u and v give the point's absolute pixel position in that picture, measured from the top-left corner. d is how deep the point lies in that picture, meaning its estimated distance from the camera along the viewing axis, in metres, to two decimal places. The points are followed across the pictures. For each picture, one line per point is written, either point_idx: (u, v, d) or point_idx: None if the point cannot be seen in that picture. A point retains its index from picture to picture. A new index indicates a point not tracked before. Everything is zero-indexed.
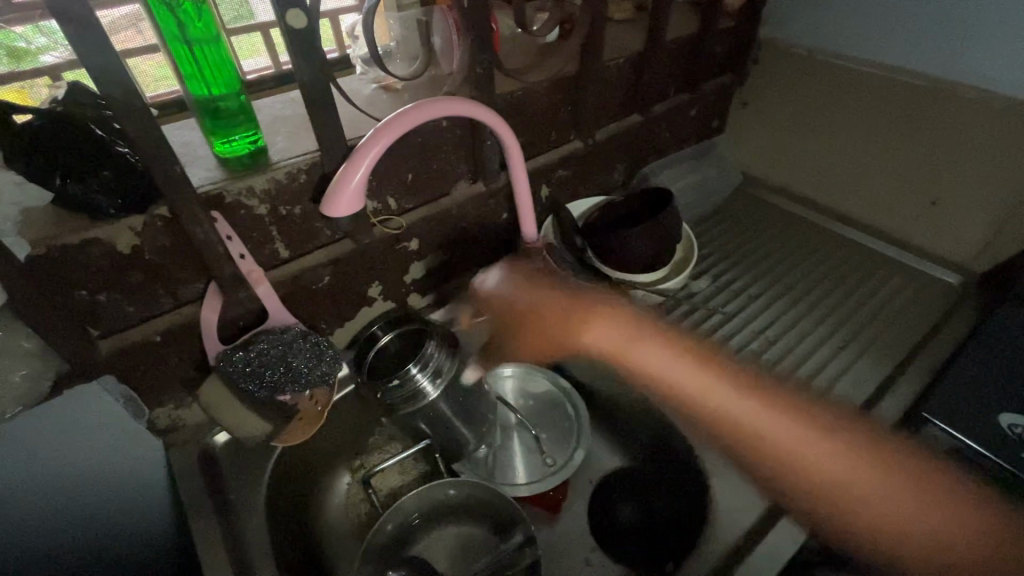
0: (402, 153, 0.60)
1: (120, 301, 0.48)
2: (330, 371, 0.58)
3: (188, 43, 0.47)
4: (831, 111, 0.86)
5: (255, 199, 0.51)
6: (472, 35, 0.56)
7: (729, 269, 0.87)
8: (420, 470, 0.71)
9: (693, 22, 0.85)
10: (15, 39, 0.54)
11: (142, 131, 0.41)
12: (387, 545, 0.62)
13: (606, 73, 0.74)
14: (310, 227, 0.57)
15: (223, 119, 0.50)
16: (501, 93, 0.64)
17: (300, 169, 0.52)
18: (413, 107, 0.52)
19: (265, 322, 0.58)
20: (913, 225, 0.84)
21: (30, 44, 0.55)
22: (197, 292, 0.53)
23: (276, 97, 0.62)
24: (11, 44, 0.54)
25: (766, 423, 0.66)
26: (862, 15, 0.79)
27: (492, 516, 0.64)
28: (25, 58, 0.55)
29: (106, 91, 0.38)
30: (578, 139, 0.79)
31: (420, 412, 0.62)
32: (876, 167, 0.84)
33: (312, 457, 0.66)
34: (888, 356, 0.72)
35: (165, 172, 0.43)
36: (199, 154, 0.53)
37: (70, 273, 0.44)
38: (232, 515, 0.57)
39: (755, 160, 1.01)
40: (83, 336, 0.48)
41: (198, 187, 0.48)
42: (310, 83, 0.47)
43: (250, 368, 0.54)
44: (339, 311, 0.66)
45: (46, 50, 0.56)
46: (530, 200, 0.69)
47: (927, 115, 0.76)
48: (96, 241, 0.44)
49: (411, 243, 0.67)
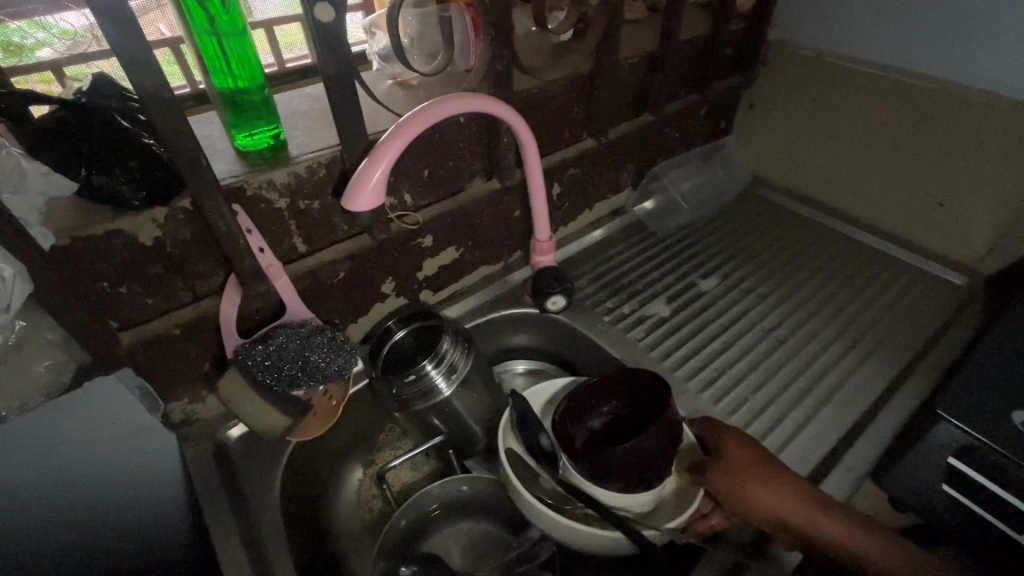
0: (421, 150, 0.60)
1: (140, 293, 0.48)
2: (346, 367, 0.58)
3: (215, 36, 0.47)
4: (838, 114, 0.87)
5: (276, 193, 0.51)
6: (493, 32, 0.56)
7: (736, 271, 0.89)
8: (433, 467, 0.71)
9: (704, 23, 0.85)
10: (10, 35, 0.54)
11: (171, 123, 0.41)
12: (400, 540, 0.62)
13: (620, 72, 0.74)
14: (328, 222, 0.57)
15: (246, 112, 0.50)
16: (517, 90, 0.65)
17: (321, 163, 0.52)
18: (430, 104, 0.52)
19: (283, 316, 0.58)
20: (920, 227, 0.85)
21: (27, 38, 0.55)
22: (216, 285, 0.53)
23: (294, 91, 0.62)
24: (6, 38, 0.54)
25: (778, 422, 0.66)
26: (871, 19, 0.80)
27: (509, 512, 0.65)
28: (20, 53, 0.55)
29: (137, 81, 0.38)
30: (590, 138, 0.79)
31: (433, 408, 0.62)
32: (884, 168, 0.85)
33: (325, 452, 0.66)
34: (896, 356, 0.72)
35: (191, 163, 0.43)
36: (220, 147, 0.53)
37: (92, 264, 0.44)
38: (247, 506, 0.58)
39: (763, 160, 1.02)
40: (104, 327, 0.47)
41: (220, 180, 0.48)
42: (334, 77, 0.47)
43: (269, 362, 0.54)
44: (354, 306, 0.66)
45: (42, 45, 0.56)
46: (544, 196, 0.70)
47: (933, 118, 0.77)
48: (119, 233, 0.44)
49: (426, 239, 0.67)
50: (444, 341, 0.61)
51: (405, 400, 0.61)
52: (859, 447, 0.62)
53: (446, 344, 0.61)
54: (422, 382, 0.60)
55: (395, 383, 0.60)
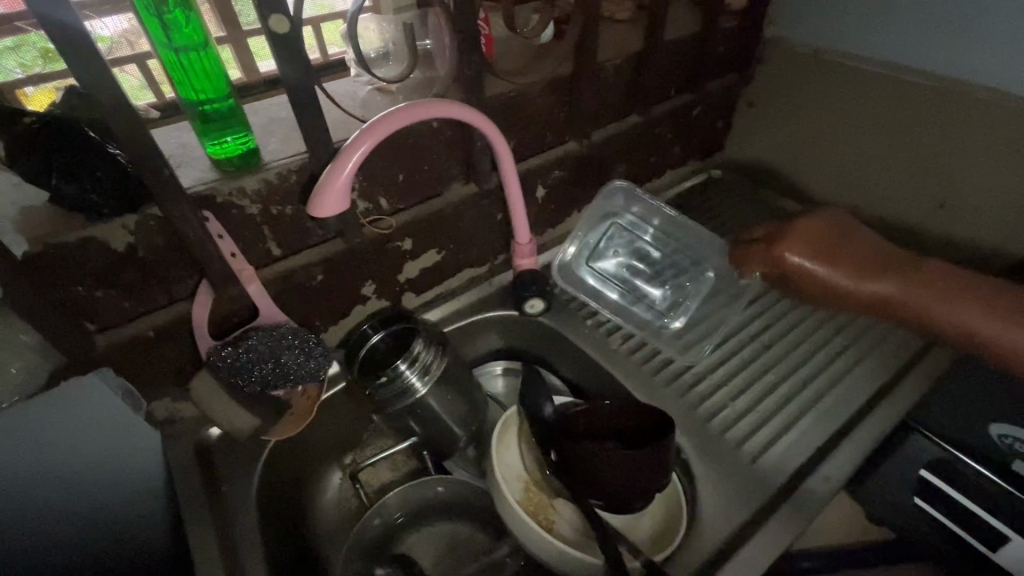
0: (393, 155, 0.60)
1: (115, 297, 0.50)
2: (319, 368, 0.59)
3: (177, 49, 0.48)
4: (838, 111, 0.85)
5: (247, 199, 0.53)
6: (460, 39, 0.56)
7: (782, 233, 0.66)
8: (412, 466, 0.73)
9: (694, 21, 0.84)
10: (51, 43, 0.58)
11: (132, 134, 0.43)
12: (374, 540, 0.64)
13: (602, 74, 0.74)
14: (302, 226, 0.59)
15: (214, 122, 0.52)
16: (490, 94, 0.64)
17: (291, 170, 0.54)
18: (398, 108, 0.53)
19: (257, 318, 0.59)
20: (923, 228, 0.81)
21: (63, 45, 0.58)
22: (191, 289, 0.55)
23: (272, 99, 0.63)
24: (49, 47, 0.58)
25: (757, 433, 0.64)
26: (869, 14, 0.78)
27: (486, 514, 0.67)
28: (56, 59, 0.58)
29: (96, 96, 0.40)
30: (574, 140, 0.79)
31: (408, 409, 0.63)
32: (887, 166, 0.82)
33: (306, 451, 0.68)
34: (888, 362, 0.69)
35: (154, 172, 0.45)
36: (193, 156, 0.54)
37: (64, 271, 0.46)
38: (225, 502, 0.59)
39: (760, 159, 1.00)
40: (80, 330, 0.49)
41: (190, 188, 0.50)
42: (295, 87, 0.48)
43: (238, 364, 0.55)
44: (334, 307, 0.67)
45: None
46: (522, 197, 0.70)
47: (935, 116, 0.74)
48: (91, 239, 0.46)
49: (404, 242, 0.68)
50: (418, 342, 0.63)
51: (378, 400, 0.62)
52: (837, 456, 0.60)
53: (419, 344, 0.63)
54: (393, 385, 0.61)
55: (369, 382, 0.62)
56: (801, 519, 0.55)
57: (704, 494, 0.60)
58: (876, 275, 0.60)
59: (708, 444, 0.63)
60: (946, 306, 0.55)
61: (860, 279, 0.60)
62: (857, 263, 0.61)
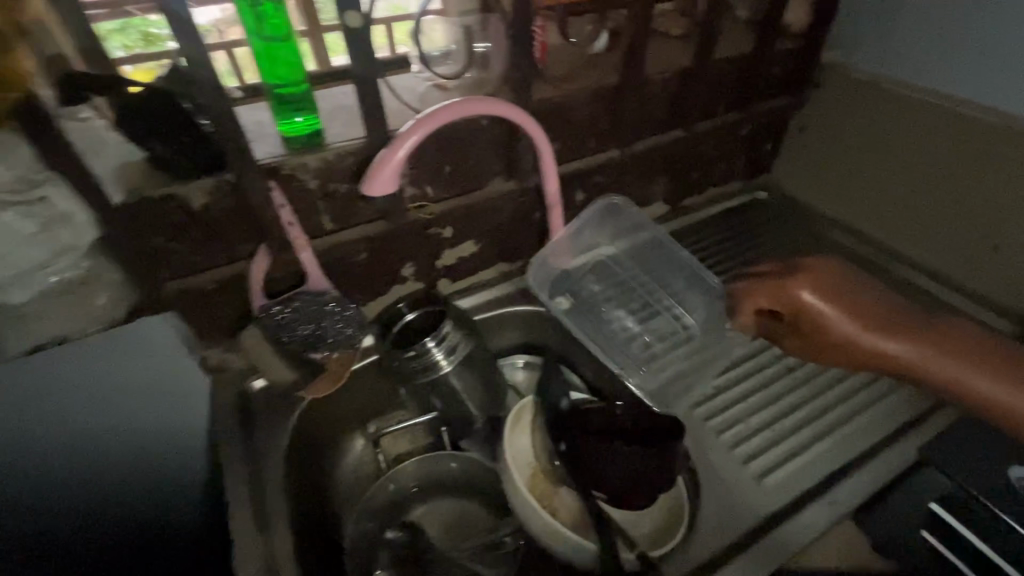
0: (440, 147, 0.65)
1: (187, 250, 0.57)
2: (356, 334, 0.64)
3: (264, 37, 0.54)
4: (891, 142, 0.83)
5: (308, 174, 0.59)
6: (513, 44, 0.60)
7: (788, 275, 0.67)
8: (428, 442, 0.77)
9: (748, 42, 0.85)
10: None
11: (219, 106, 0.49)
12: (387, 504, 0.69)
13: (648, 87, 0.76)
14: (353, 204, 0.64)
15: (287, 104, 0.58)
16: (538, 98, 0.68)
17: (348, 152, 0.59)
18: (449, 104, 0.57)
19: (306, 283, 0.64)
20: (970, 269, 0.79)
21: None
22: (250, 251, 0.61)
23: (339, 88, 0.69)
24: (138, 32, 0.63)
25: (766, 450, 0.64)
26: (933, 45, 0.76)
27: (493, 496, 0.69)
28: None
29: (194, 72, 0.46)
30: (616, 149, 0.81)
31: (430, 385, 0.67)
32: (938, 202, 0.80)
33: (334, 414, 0.72)
34: (914, 398, 0.68)
35: (233, 142, 0.51)
36: (265, 132, 0.60)
37: (148, 222, 0.53)
38: (257, 447, 0.65)
39: (804, 185, 0.99)
40: (155, 275, 0.56)
41: (261, 160, 0.56)
42: (361, 77, 0.54)
43: (285, 321, 0.61)
44: (373, 284, 0.72)
45: None
46: (559, 199, 0.74)
47: (993, 154, 0.72)
48: (174, 196, 0.53)
49: (444, 230, 0.73)
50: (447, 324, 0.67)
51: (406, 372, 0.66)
52: (848, 482, 0.60)
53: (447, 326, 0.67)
54: (420, 360, 0.65)
55: (398, 354, 0.66)
56: (801, 539, 0.55)
57: (706, 502, 0.61)
58: (885, 332, 0.59)
59: (715, 455, 0.64)
60: (951, 365, 0.55)
61: (859, 329, 0.61)
62: (858, 312, 0.61)
